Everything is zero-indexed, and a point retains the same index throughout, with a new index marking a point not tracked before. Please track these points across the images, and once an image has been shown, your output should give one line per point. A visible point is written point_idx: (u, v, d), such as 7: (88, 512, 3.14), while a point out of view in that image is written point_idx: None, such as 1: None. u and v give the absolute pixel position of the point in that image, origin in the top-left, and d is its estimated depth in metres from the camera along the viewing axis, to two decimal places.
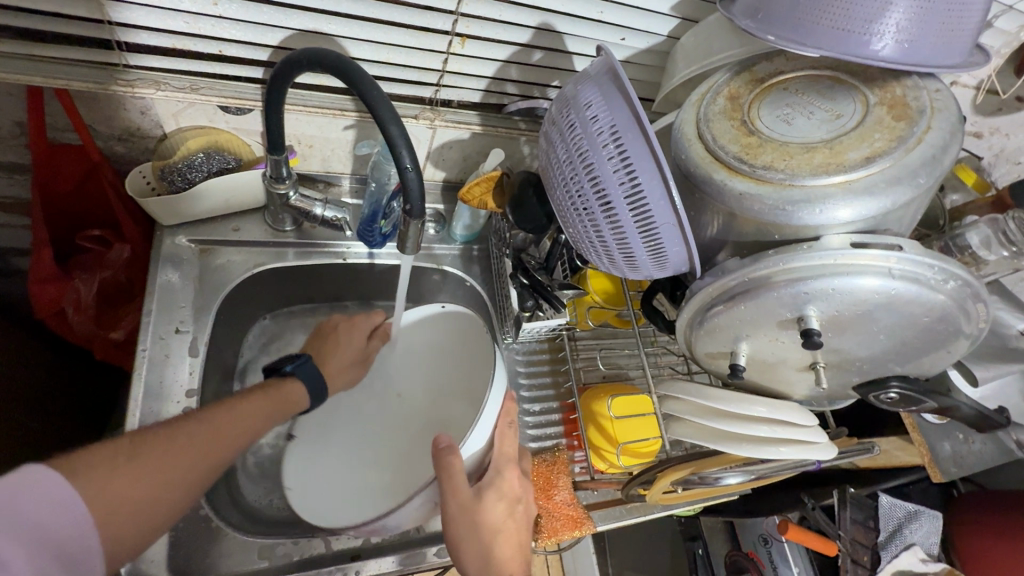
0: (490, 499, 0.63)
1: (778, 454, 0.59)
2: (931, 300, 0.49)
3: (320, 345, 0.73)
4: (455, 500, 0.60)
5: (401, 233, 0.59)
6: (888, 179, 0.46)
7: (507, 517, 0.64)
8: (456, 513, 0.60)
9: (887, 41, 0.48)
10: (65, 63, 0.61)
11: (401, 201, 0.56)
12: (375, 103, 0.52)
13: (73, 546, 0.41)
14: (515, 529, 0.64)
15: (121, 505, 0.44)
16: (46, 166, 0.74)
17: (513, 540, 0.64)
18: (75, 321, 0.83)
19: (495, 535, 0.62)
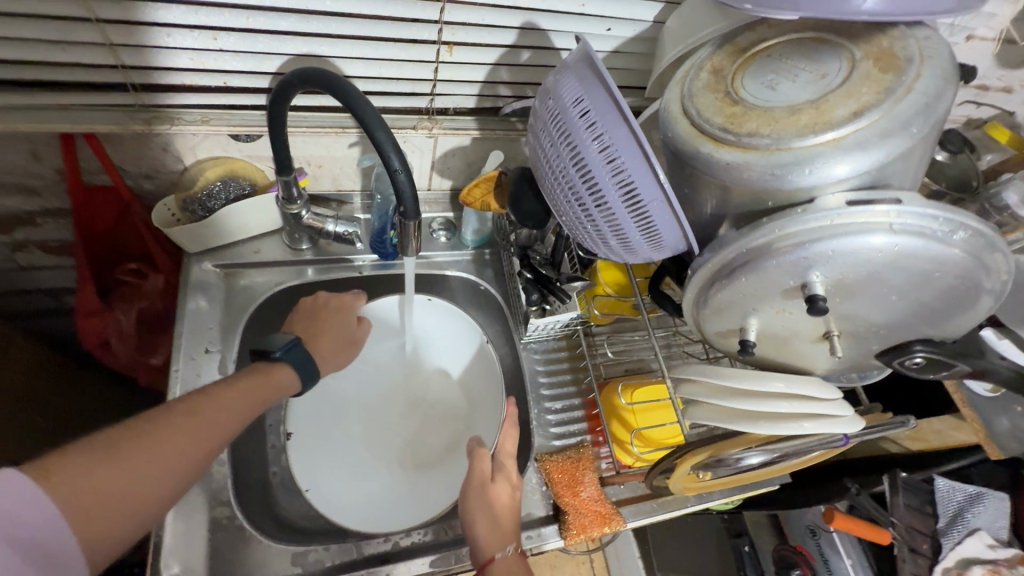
0: (500, 483, 0.68)
1: (800, 429, 0.57)
2: (942, 254, 0.46)
3: (309, 329, 0.71)
4: (474, 483, 0.68)
5: (401, 236, 0.61)
6: (880, 130, 0.44)
7: (512, 499, 0.68)
8: (474, 495, 0.67)
9: None
10: (90, 109, 0.66)
11: (395, 204, 0.57)
12: (359, 110, 0.53)
13: (52, 548, 0.42)
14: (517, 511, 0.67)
15: (99, 506, 0.45)
16: (85, 209, 0.80)
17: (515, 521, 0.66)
18: (119, 350, 0.89)
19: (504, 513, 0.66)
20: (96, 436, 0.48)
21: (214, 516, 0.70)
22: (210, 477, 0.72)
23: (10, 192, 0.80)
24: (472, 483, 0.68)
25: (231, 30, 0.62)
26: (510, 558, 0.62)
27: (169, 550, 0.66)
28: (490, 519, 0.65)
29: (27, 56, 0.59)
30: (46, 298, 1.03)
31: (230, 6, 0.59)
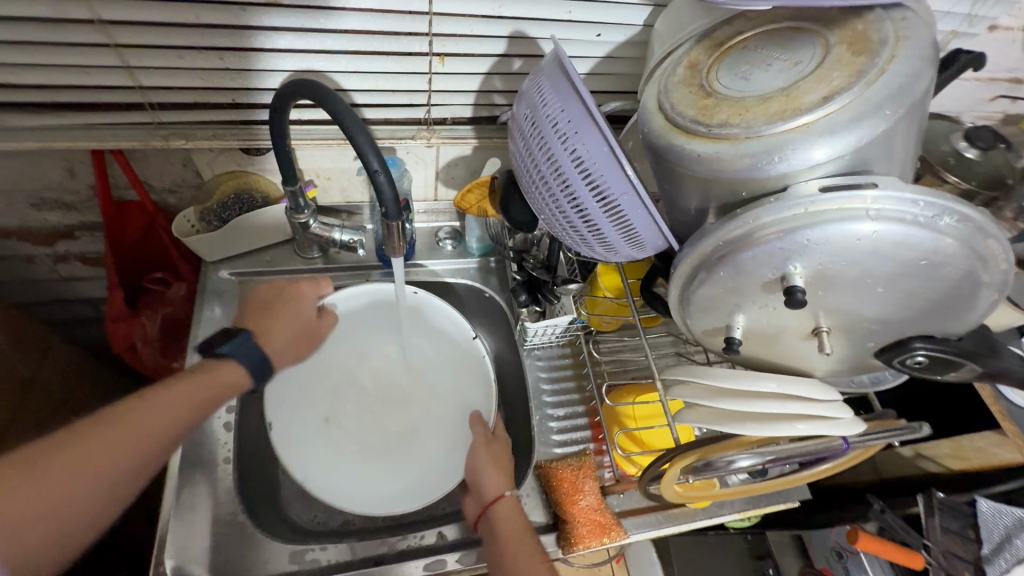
0: (500, 441, 0.78)
1: (791, 430, 0.54)
2: (927, 241, 0.43)
3: (261, 321, 0.70)
4: (481, 442, 0.76)
5: (385, 235, 0.63)
6: (850, 114, 0.43)
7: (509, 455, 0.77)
8: (481, 451, 0.75)
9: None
10: (113, 127, 0.72)
11: (378, 205, 0.60)
12: (340, 113, 0.56)
13: None
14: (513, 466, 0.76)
15: (28, 521, 0.46)
16: (115, 222, 0.86)
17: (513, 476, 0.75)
18: (144, 353, 0.94)
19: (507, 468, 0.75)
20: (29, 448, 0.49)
21: (218, 511, 0.73)
22: (215, 474, 0.75)
23: (52, 208, 0.88)
24: (479, 440, 0.76)
25: (236, 50, 0.67)
26: (511, 500, 0.70)
27: (173, 542, 0.69)
28: (494, 469, 0.73)
29: (57, 79, 0.65)
30: (89, 306, 1.11)
31: (234, 27, 0.64)
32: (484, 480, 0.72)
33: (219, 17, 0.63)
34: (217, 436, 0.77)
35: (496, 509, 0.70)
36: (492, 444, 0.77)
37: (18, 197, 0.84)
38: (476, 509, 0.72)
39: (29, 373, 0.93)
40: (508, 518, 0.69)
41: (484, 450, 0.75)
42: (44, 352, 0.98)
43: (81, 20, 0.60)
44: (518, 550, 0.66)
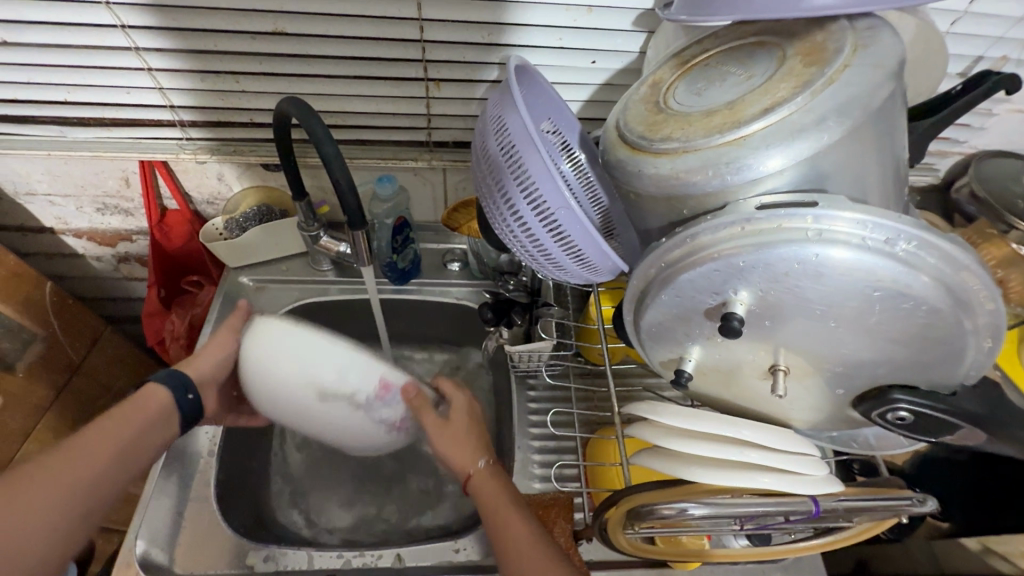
0: (455, 412, 0.66)
1: (752, 483, 0.47)
2: (879, 267, 0.38)
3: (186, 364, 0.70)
4: (431, 422, 0.65)
5: (353, 243, 0.67)
6: (791, 126, 0.39)
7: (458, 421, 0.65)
8: (437, 433, 0.64)
9: None
10: (154, 140, 0.84)
11: (343, 212, 0.64)
12: (312, 126, 0.61)
13: None
14: (462, 433, 0.64)
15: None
16: (160, 228, 0.96)
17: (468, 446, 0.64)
18: (172, 349, 1.02)
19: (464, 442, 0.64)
20: None
21: (192, 500, 0.73)
22: (193, 466, 0.76)
23: (113, 212, 0.99)
24: (430, 418, 0.65)
25: (252, 75, 0.76)
26: (489, 470, 0.62)
27: (142, 524, 0.70)
28: (458, 445, 0.64)
29: (114, 99, 0.78)
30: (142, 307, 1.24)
31: (248, 53, 0.73)
32: (451, 461, 0.63)
33: (239, 44, 0.71)
34: (204, 428, 0.79)
35: (476, 486, 0.61)
36: (445, 425, 0.65)
37: (84, 202, 0.96)
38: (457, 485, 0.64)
39: (77, 357, 1.05)
40: (492, 485, 0.61)
41: (438, 432, 0.64)
42: (94, 340, 1.09)
43: (125, 48, 0.72)
44: (515, 522, 0.58)
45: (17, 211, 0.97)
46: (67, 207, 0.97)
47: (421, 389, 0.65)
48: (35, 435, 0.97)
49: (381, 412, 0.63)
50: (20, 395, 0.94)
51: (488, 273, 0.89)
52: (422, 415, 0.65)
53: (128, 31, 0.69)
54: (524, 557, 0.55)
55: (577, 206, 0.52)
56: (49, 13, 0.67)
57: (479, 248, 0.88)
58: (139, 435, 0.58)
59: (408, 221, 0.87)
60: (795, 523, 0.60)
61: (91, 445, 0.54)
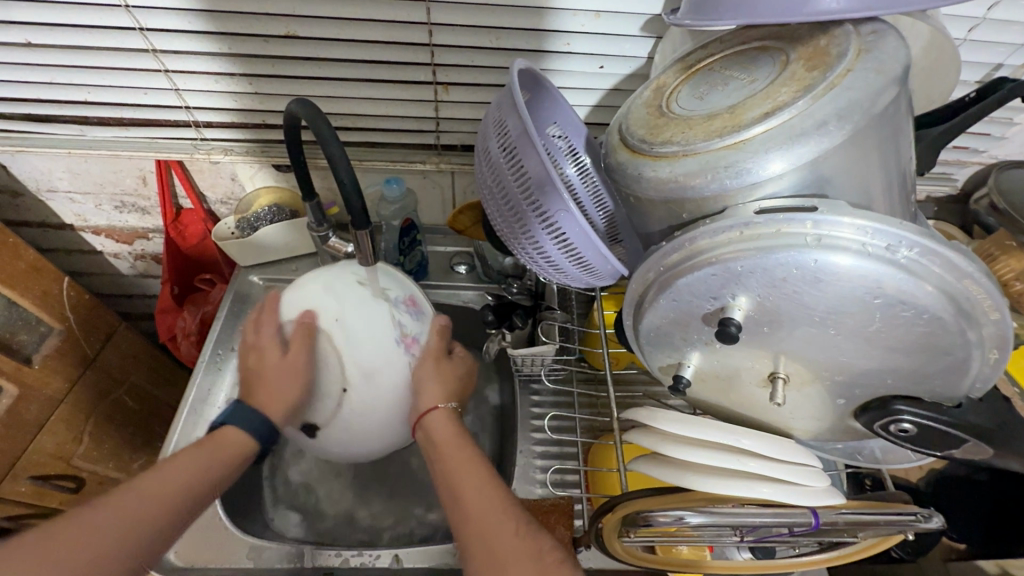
0: (456, 360, 0.69)
1: (749, 493, 0.46)
2: (879, 274, 0.37)
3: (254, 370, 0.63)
4: (430, 352, 0.68)
5: (356, 243, 0.67)
6: (791, 130, 0.39)
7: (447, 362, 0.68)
8: (428, 363, 0.67)
9: None
10: (170, 140, 0.86)
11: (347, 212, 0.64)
12: (317, 126, 0.61)
13: None
14: (444, 374, 0.66)
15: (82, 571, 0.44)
16: (175, 226, 0.98)
17: (444, 387, 0.66)
18: (183, 346, 1.04)
19: (445, 383, 0.66)
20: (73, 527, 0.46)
21: None
22: None
23: (130, 211, 1.01)
24: (431, 359, 0.67)
25: (264, 78, 0.77)
26: (451, 412, 0.63)
27: None
28: (438, 379, 0.66)
29: (132, 99, 0.80)
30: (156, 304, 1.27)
31: (261, 56, 0.74)
32: (424, 392, 0.65)
33: (252, 47, 0.73)
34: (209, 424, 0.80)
35: (432, 421, 0.62)
36: (445, 363, 0.68)
37: (103, 200, 0.98)
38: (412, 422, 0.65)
39: (92, 351, 1.07)
40: (446, 431, 0.62)
41: (430, 362, 0.67)
42: (109, 336, 1.11)
43: (143, 50, 0.74)
44: (464, 459, 0.58)
45: (39, 208, 1.00)
46: (86, 204, 0.99)
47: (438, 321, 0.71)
48: (48, 426, 0.99)
49: (402, 315, 0.68)
50: (34, 387, 0.96)
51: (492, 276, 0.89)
52: (429, 342, 0.69)
53: (146, 34, 0.71)
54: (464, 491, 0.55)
55: (577, 210, 0.52)
56: (72, 17, 0.70)
57: (484, 251, 0.88)
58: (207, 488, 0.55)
59: (416, 222, 0.87)
60: (797, 536, 0.58)
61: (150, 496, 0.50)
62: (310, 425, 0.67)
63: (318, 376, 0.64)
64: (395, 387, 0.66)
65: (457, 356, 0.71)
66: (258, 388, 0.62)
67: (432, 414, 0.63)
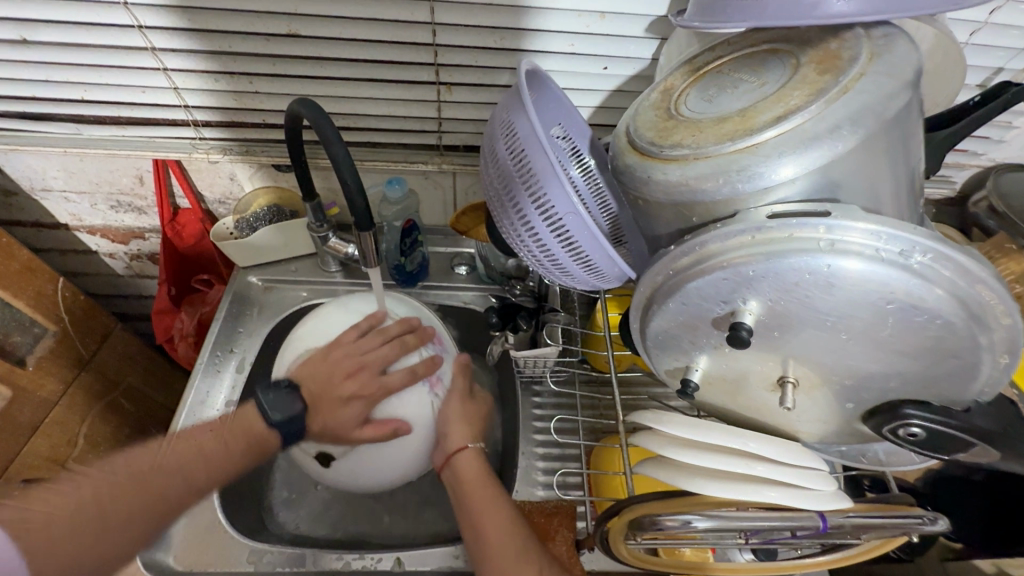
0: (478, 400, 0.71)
1: (755, 497, 0.46)
2: (892, 279, 0.37)
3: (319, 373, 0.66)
4: (456, 389, 0.70)
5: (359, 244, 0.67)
6: (803, 134, 0.39)
7: (470, 399, 0.70)
8: (453, 401, 0.68)
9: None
10: (168, 138, 0.85)
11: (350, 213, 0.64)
12: (322, 127, 0.61)
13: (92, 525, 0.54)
14: (468, 412, 0.69)
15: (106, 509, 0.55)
16: (172, 226, 0.96)
17: (468, 426, 0.68)
18: (181, 347, 1.03)
19: (471, 422, 0.68)
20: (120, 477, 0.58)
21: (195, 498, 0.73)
22: None
23: (126, 210, 1.00)
24: (456, 398, 0.69)
25: (265, 77, 0.76)
26: (476, 451, 0.66)
27: None
28: (462, 419, 0.68)
29: (129, 98, 0.79)
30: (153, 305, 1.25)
31: (262, 55, 0.74)
32: (450, 430, 0.67)
33: (252, 46, 0.72)
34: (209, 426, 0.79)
35: (460, 460, 0.65)
36: (468, 401, 0.70)
37: (98, 200, 0.97)
38: (437, 460, 0.67)
39: (88, 353, 1.06)
40: (470, 469, 0.65)
41: (455, 401, 0.68)
42: (104, 337, 1.10)
43: (142, 48, 0.73)
44: (489, 499, 0.62)
45: (33, 207, 0.99)
46: (82, 204, 0.98)
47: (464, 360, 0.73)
48: (42, 429, 0.98)
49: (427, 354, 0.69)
50: (28, 388, 0.95)
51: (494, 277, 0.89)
52: (456, 380, 0.70)
53: (145, 32, 0.70)
54: (493, 539, 0.58)
55: (585, 213, 0.52)
56: (69, 14, 0.69)
57: (486, 252, 0.87)
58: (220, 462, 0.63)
59: (417, 223, 0.87)
60: (801, 539, 0.58)
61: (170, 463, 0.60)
62: (327, 456, 0.66)
63: (341, 399, 0.64)
64: (414, 424, 0.66)
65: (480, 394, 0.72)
66: (319, 410, 0.65)
67: (460, 455, 0.65)
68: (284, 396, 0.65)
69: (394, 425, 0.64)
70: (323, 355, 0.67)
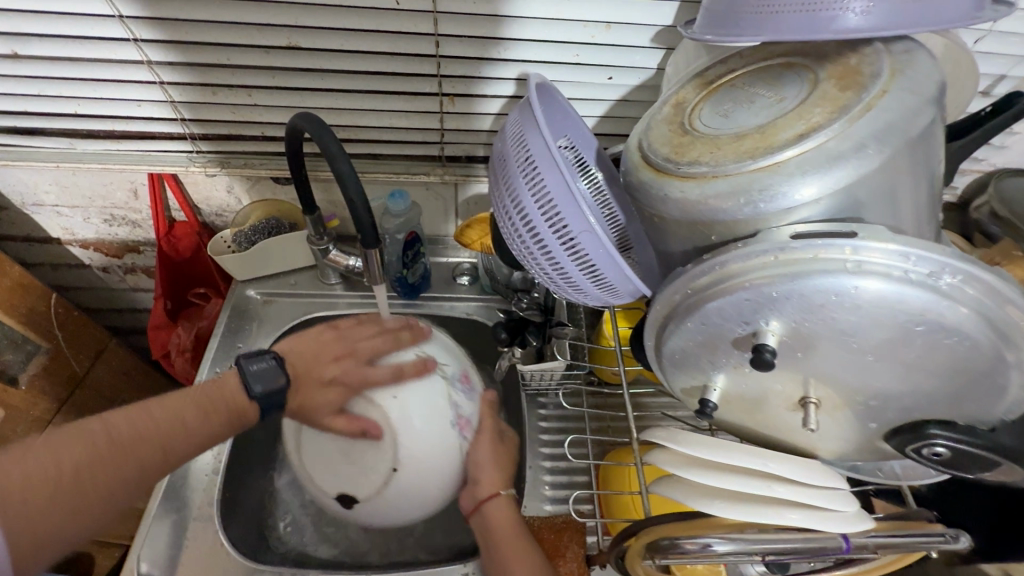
0: (506, 440, 0.70)
1: (779, 520, 0.45)
2: (919, 301, 0.36)
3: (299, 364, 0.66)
4: (486, 432, 0.68)
5: (365, 262, 0.66)
6: (827, 153, 0.38)
7: (499, 443, 0.69)
8: (483, 445, 0.67)
9: (851, 9, 0.41)
10: (164, 152, 0.83)
11: (356, 230, 0.62)
12: (325, 142, 0.59)
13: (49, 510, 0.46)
14: (499, 456, 0.68)
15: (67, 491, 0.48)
16: (168, 240, 0.94)
17: (499, 471, 0.67)
18: (177, 363, 1.00)
19: (502, 467, 0.67)
20: (74, 450, 0.49)
21: (195, 521, 0.71)
22: (197, 485, 0.74)
23: (120, 224, 0.98)
24: (486, 444, 0.68)
25: (264, 89, 0.75)
26: (507, 498, 0.65)
27: (143, 544, 0.68)
28: (493, 464, 0.67)
29: (124, 112, 0.77)
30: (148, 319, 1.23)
31: (262, 67, 0.72)
32: (482, 476, 0.66)
33: (252, 59, 0.71)
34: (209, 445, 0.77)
35: (490, 508, 0.64)
36: (498, 444, 0.69)
37: (92, 214, 0.95)
38: (466, 504, 0.66)
39: (81, 370, 1.04)
40: (501, 517, 0.64)
41: (485, 444, 0.67)
42: (98, 353, 1.08)
43: (137, 61, 0.71)
44: (522, 549, 0.61)
45: (24, 222, 0.97)
46: (74, 218, 0.96)
47: (491, 399, 0.72)
48: None
49: (457, 396, 0.67)
50: (21, 407, 0.92)
51: (499, 289, 0.88)
52: (486, 419, 0.69)
53: (141, 45, 0.69)
54: None
55: (599, 229, 0.51)
56: (62, 27, 0.67)
57: (489, 263, 0.86)
58: (202, 428, 0.57)
59: (419, 235, 0.86)
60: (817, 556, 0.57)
61: (142, 432, 0.53)
62: (349, 497, 0.64)
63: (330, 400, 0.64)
64: (433, 449, 0.63)
65: (507, 434, 0.71)
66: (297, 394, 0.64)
67: (492, 503, 0.64)
68: (268, 368, 0.62)
69: (365, 424, 0.63)
70: (312, 339, 0.69)
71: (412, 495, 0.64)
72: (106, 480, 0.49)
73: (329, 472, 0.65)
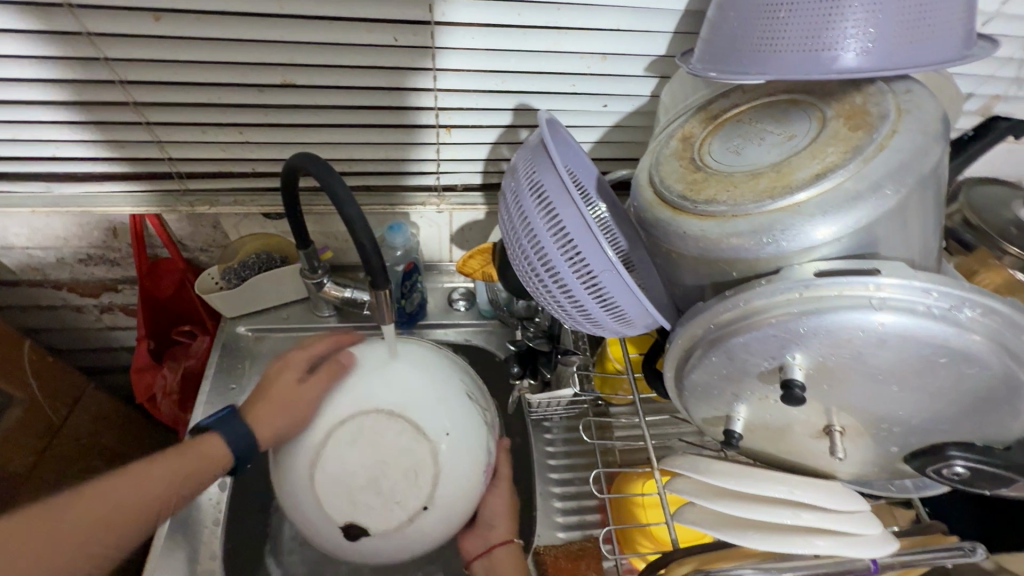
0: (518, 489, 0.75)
1: (806, 548, 0.46)
2: (946, 330, 0.38)
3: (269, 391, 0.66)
4: (502, 480, 0.73)
5: (374, 303, 0.65)
6: (846, 193, 0.39)
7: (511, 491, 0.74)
8: (498, 493, 0.72)
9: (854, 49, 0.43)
10: (146, 191, 0.80)
11: (365, 272, 0.61)
12: (332, 182, 0.58)
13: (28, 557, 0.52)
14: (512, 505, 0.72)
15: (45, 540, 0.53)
16: (150, 278, 0.90)
17: (510, 519, 0.72)
18: (162, 404, 0.96)
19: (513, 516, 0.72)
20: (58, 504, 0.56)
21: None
22: (197, 538, 0.70)
23: (97, 264, 0.93)
24: (502, 491, 0.72)
25: (255, 126, 0.73)
26: (518, 547, 0.70)
27: None
28: (507, 513, 0.72)
29: (106, 153, 0.74)
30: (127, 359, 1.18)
31: (253, 104, 0.70)
32: (497, 524, 0.71)
33: (243, 97, 0.69)
34: (206, 494, 0.73)
35: (501, 554, 0.69)
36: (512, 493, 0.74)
37: (67, 255, 0.90)
38: (475, 549, 0.71)
39: (59, 419, 0.98)
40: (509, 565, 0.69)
41: (499, 491, 0.72)
42: (75, 401, 1.02)
43: (121, 102, 0.68)
44: None
45: None
46: (48, 260, 0.91)
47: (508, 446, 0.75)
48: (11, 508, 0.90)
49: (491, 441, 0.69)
50: None
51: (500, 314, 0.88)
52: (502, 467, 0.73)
53: (126, 87, 0.66)
54: None
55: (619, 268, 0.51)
56: (40, 72, 0.64)
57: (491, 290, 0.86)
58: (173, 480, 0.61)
59: (417, 265, 0.85)
60: None
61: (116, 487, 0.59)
62: (360, 529, 0.59)
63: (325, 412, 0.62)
64: (457, 483, 0.62)
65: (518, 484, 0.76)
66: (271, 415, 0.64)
67: (503, 549, 0.69)
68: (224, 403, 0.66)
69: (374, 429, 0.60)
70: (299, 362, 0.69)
71: (432, 532, 0.62)
72: (69, 533, 0.55)
73: (339, 502, 0.59)
